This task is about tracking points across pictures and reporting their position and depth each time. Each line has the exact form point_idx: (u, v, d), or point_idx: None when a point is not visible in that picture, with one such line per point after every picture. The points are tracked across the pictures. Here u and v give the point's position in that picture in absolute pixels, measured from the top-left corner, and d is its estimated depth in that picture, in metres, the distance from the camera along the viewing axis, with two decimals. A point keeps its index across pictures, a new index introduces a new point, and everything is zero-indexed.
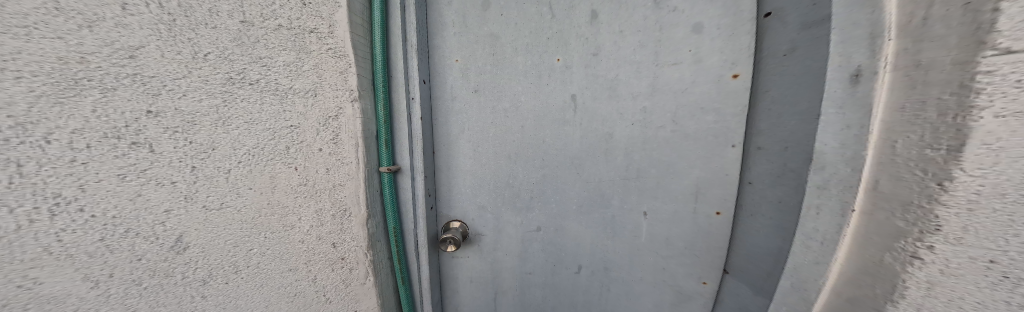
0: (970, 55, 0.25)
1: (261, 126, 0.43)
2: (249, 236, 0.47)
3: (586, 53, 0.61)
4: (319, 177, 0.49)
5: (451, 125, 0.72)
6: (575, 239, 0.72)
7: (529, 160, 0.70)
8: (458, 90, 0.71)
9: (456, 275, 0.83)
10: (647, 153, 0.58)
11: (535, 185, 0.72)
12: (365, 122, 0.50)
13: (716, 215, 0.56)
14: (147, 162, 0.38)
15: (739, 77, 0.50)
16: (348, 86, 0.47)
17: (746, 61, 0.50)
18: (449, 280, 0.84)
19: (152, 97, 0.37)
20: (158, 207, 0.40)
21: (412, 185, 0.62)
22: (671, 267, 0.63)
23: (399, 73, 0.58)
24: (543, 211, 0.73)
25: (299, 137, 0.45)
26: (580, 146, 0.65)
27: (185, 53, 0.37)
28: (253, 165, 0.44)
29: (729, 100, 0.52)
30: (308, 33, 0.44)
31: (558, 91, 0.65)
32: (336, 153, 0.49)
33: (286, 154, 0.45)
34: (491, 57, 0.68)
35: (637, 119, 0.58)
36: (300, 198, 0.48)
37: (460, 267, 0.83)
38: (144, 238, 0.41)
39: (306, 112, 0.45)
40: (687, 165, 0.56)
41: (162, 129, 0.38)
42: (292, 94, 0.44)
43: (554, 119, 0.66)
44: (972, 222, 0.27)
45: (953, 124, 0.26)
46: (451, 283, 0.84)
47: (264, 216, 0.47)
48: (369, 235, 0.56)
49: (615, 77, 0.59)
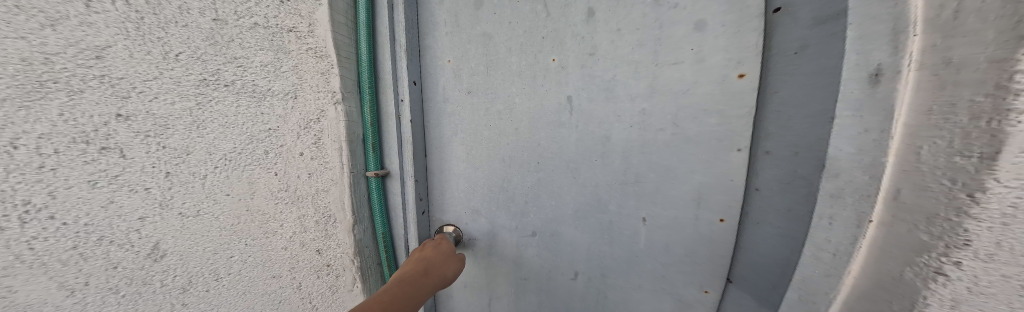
0: (1012, 51, 0.19)
1: (238, 129, 0.41)
2: (229, 242, 0.46)
3: (582, 53, 0.58)
4: (302, 183, 0.47)
5: (443, 127, 0.70)
6: (572, 245, 0.70)
7: (523, 165, 0.68)
8: (451, 91, 0.69)
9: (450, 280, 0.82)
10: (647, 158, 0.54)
11: (529, 189, 0.70)
12: (349, 126, 0.48)
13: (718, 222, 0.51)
14: (118, 168, 0.36)
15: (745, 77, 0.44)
16: (330, 88, 0.45)
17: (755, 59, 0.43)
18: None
19: (121, 100, 0.35)
20: (132, 215, 0.39)
21: (402, 191, 0.59)
22: (670, 274, 0.59)
23: (387, 74, 0.56)
24: (538, 216, 0.71)
25: (278, 141, 0.44)
26: (575, 149, 0.62)
27: (155, 53, 0.35)
28: (231, 170, 0.42)
29: (729, 103, 0.45)
30: (285, 32, 0.42)
31: (552, 93, 0.63)
32: (318, 158, 0.47)
33: (264, 158, 0.44)
34: (484, 57, 0.66)
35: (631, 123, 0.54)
36: (282, 203, 0.47)
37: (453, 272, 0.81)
38: (118, 245, 0.39)
39: (285, 115, 0.43)
40: (686, 174, 0.51)
41: (132, 133, 0.36)
42: (272, 95, 0.42)
43: (549, 122, 0.64)
44: (1007, 237, 0.21)
45: (988, 129, 0.21)
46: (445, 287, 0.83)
47: (244, 222, 0.46)
48: (357, 242, 0.55)
49: (612, 77, 0.55)
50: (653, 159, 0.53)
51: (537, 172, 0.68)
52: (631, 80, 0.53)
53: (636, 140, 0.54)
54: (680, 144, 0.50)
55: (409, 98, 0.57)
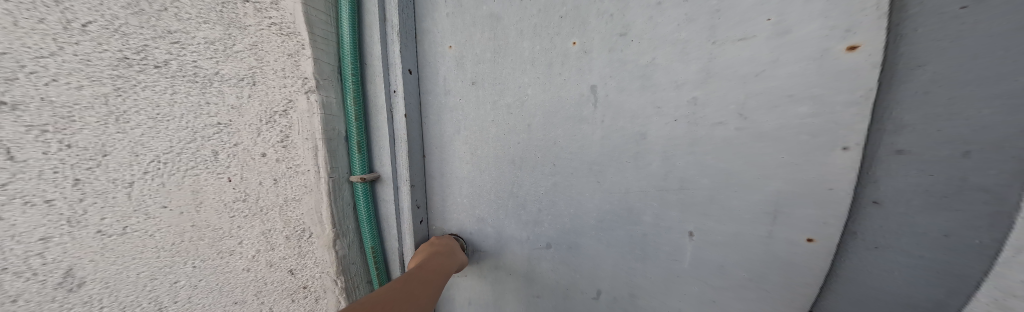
0: None
1: (174, 124, 0.34)
2: (169, 266, 0.39)
3: (610, 34, 0.48)
4: (266, 191, 0.41)
5: (443, 124, 0.61)
6: (593, 262, 0.60)
7: (536, 168, 0.58)
8: (452, 82, 0.59)
9: (453, 296, 0.73)
10: (702, 160, 0.43)
11: (543, 196, 0.60)
12: (325, 121, 0.41)
13: (808, 242, 0.39)
14: (6, 174, 0.28)
15: (858, 49, 0.31)
16: (299, 72, 0.38)
17: (876, 23, 0.30)
18: (446, 300, 0.74)
19: (5, 82, 0.26)
20: (30, 235, 0.30)
21: (395, 198, 0.50)
22: (724, 300, 0.48)
23: (376, 60, 0.46)
24: (553, 226, 0.61)
25: (231, 139, 0.37)
26: (600, 148, 0.52)
27: (51, 21, 0.27)
28: (170, 174, 0.35)
29: (834, 85, 0.33)
30: (241, 1, 0.34)
31: (572, 83, 0.53)
32: (286, 160, 0.40)
33: (215, 159, 0.37)
34: (490, 42, 0.56)
35: (679, 115, 0.43)
36: (241, 218, 0.41)
37: (456, 288, 0.72)
38: (15, 274, 0.30)
39: (240, 105, 0.37)
40: (760, 179, 0.40)
41: (23, 127, 0.28)
42: (221, 81, 0.35)
43: (567, 117, 0.54)
44: None
45: None
46: (448, 302, 0.74)
47: (189, 241, 0.39)
48: (341, 259, 0.48)
49: (652, 61, 0.44)
50: (705, 161, 0.43)
51: (554, 176, 0.57)
52: (676, 63, 0.42)
53: (681, 136, 0.43)
54: (745, 142, 0.39)
55: (403, 91, 0.47)
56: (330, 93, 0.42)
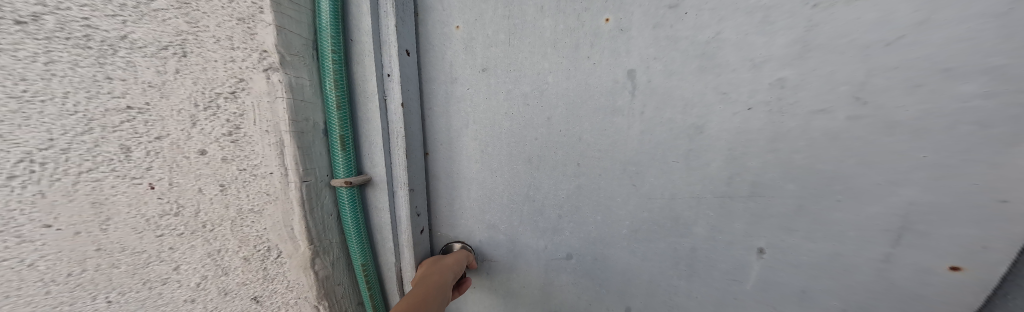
0: None
1: (55, 106, 0.29)
2: (74, 298, 0.37)
3: (657, 6, 0.42)
4: (203, 203, 0.38)
5: (448, 117, 0.53)
6: (619, 272, 0.54)
7: (557, 168, 0.51)
8: (460, 69, 0.51)
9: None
10: (789, 157, 0.41)
11: (564, 200, 0.52)
12: (294, 110, 0.36)
13: (951, 271, 0.38)
14: None
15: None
16: (255, 44, 0.33)
17: None
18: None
19: None
20: None
21: (390, 204, 0.45)
22: None
23: (366, 37, 0.38)
24: (574, 234, 0.53)
25: (151, 129, 0.33)
26: (648, 142, 0.48)
27: None
28: (55, 174, 0.31)
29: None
30: None
31: (609, 69, 0.46)
32: (239, 159, 0.37)
33: (127, 152, 0.33)
34: (504, 20, 0.48)
35: (762, 101, 0.40)
36: (172, 238, 0.38)
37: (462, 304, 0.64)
38: None
39: (160, 86, 0.32)
40: (854, 172, 0.39)
41: None
42: (129, 50, 0.30)
43: (599, 109, 0.48)
44: None
45: None
46: None
47: (98, 268, 0.37)
48: (322, 277, 0.44)
49: (716, 35, 0.40)
50: (794, 160, 0.41)
51: (586, 176, 0.51)
52: (751, 36, 0.38)
53: (760, 129, 0.41)
54: (845, 133, 0.37)
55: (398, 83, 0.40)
56: (304, 75, 0.37)
